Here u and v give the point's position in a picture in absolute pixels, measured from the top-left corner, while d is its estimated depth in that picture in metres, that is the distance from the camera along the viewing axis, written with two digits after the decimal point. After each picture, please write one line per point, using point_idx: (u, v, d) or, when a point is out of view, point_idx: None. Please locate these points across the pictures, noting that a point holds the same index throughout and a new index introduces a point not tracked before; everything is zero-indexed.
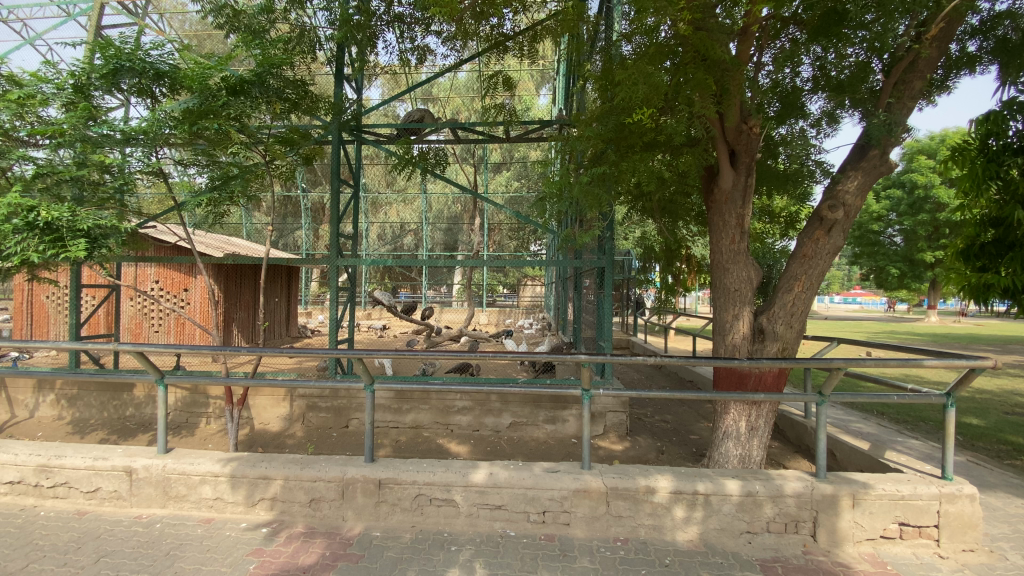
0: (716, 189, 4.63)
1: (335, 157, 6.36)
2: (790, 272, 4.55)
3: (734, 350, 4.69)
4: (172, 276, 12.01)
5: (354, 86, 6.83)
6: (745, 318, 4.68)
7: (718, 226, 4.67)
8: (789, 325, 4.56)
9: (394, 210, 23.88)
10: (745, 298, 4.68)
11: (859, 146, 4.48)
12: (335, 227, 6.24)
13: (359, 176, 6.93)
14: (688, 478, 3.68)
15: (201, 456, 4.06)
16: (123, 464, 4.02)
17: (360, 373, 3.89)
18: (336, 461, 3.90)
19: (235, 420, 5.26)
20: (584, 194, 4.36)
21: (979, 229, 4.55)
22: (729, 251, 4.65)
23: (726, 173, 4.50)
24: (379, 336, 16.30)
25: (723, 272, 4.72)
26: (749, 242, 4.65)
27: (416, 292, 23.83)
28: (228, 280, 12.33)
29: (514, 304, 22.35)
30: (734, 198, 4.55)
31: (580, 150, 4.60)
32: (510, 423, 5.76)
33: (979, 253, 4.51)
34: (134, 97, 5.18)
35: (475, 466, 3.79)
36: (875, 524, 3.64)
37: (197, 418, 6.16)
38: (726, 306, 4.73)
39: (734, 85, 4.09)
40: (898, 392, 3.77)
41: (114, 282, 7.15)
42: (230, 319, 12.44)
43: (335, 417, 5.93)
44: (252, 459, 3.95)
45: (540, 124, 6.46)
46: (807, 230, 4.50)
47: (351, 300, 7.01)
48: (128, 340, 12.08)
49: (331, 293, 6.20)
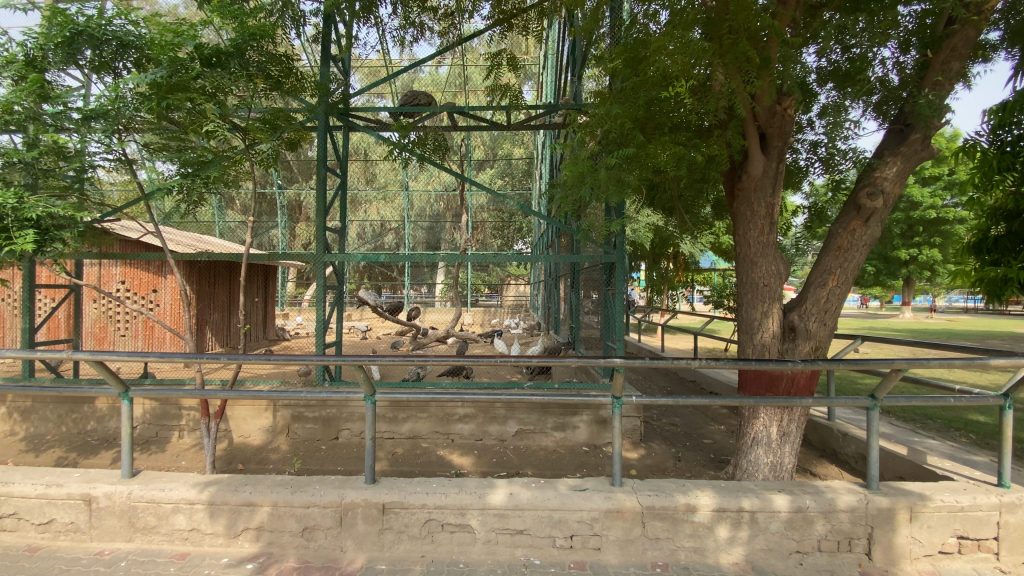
0: (744, 176, 4.27)
1: (321, 143, 5.80)
2: (823, 265, 4.22)
3: (764, 350, 4.35)
4: (140, 276, 11.24)
5: (342, 67, 6.30)
6: (775, 315, 4.34)
7: (746, 216, 4.32)
8: (822, 322, 4.23)
9: (375, 207, 23.14)
10: (774, 292, 4.34)
11: (897, 131, 4.21)
12: (322, 219, 5.67)
13: (345, 164, 6.38)
14: (731, 493, 3.31)
15: (173, 480, 3.52)
16: (80, 491, 3.46)
17: (359, 382, 3.39)
18: (332, 482, 3.42)
19: (212, 435, 4.71)
20: (608, 180, 3.86)
21: (990, 223, 4.10)
22: (758, 243, 4.31)
23: (757, 157, 4.14)
24: (361, 339, 15.61)
25: (751, 266, 4.37)
26: (778, 234, 4.33)
27: (397, 292, 23.13)
28: (200, 279, 11.60)
29: (498, 304, 21.80)
30: (765, 185, 4.20)
31: (599, 132, 4.11)
32: (516, 431, 5.32)
33: (992, 247, 4.05)
34: (94, 73, 4.58)
35: (492, 486, 3.35)
36: (933, 539, 3.34)
37: (169, 432, 5.56)
38: (754, 303, 4.38)
39: (774, 57, 3.73)
40: (954, 393, 3.45)
41: (72, 282, 6.47)
42: (204, 321, 11.75)
43: (323, 428, 5.38)
44: (233, 483, 3.44)
45: (545, 109, 6.01)
46: (843, 219, 4.18)
47: (339, 300, 6.37)
48: (93, 346, 11.29)
49: (319, 292, 5.61)
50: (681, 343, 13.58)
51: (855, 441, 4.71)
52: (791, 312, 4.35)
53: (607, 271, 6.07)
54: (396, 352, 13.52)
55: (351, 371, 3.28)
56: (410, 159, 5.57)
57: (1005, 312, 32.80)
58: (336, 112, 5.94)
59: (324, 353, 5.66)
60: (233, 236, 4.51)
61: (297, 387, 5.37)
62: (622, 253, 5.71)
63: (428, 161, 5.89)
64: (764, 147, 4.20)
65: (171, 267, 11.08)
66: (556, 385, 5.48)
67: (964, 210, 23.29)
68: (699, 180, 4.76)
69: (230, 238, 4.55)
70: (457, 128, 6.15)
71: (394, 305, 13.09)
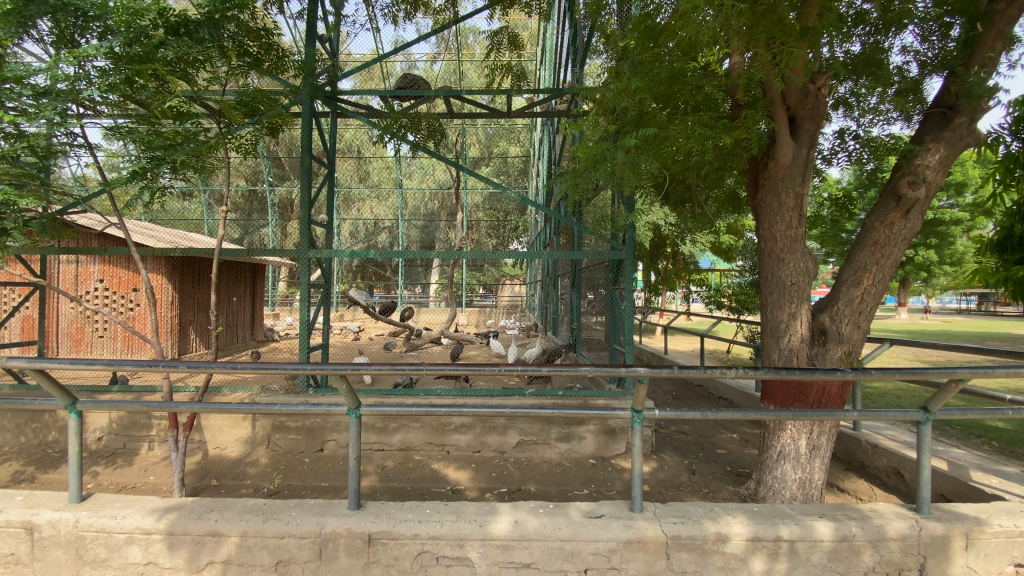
0: (771, 164, 3.87)
1: (306, 129, 5.35)
2: (857, 262, 3.84)
3: (792, 355, 3.95)
4: (119, 274, 10.73)
5: (330, 47, 5.85)
6: (803, 318, 3.95)
7: (771, 211, 3.93)
8: (856, 325, 3.85)
9: (368, 206, 22.65)
10: (803, 293, 3.95)
11: (939, 115, 3.84)
12: (307, 211, 5.20)
13: (333, 153, 5.91)
14: (766, 519, 2.91)
15: (129, 505, 3.08)
16: (21, 518, 3.01)
17: (342, 394, 2.94)
18: (310, 508, 2.99)
19: (181, 449, 4.25)
20: (625, 165, 3.40)
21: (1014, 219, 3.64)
22: (785, 238, 3.91)
23: (786, 143, 3.75)
24: (353, 341, 15.16)
25: (776, 263, 3.98)
26: (807, 229, 3.94)
27: (390, 292, 22.65)
28: (183, 278, 11.08)
29: (493, 304, 21.38)
30: (793, 174, 3.81)
31: (614, 111, 3.67)
32: (517, 442, 4.90)
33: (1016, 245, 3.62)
34: (50, 45, 4.13)
35: (494, 512, 2.93)
36: (991, 569, 2.96)
37: (137, 443, 5.11)
38: (780, 304, 3.99)
39: (810, 30, 3.35)
40: (1012, 405, 3.07)
41: (36, 281, 5.98)
42: (186, 322, 11.26)
43: (306, 439, 4.94)
44: (197, 509, 3.00)
45: (549, 94, 5.62)
46: (879, 212, 3.81)
47: (326, 300, 5.86)
48: (69, 350, 10.75)
49: (304, 291, 5.16)
50: (682, 345, 13.21)
51: (886, 454, 4.35)
52: (820, 314, 3.97)
53: (613, 268, 5.67)
54: (389, 354, 13.07)
55: (333, 380, 2.84)
56: (402, 143, 5.10)
57: (1003, 313, 32.61)
58: (322, 96, 5.51)
59: (308, 357, 5.20)
60: (215, 235, 4.05)
61: (278, 395, 4.93)
62: (631, 250, 5.24)
63: (423, 148, 5.44)
64: (793, 133, 3.81)
65: (152, 265, 10.58)
66: (560, 393, 5.04)
67: (962, 211, 23.13)
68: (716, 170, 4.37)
69: (214, 238, 4.05)
70: (455, 114, 5.74)
71: (386, 305, 12.60)
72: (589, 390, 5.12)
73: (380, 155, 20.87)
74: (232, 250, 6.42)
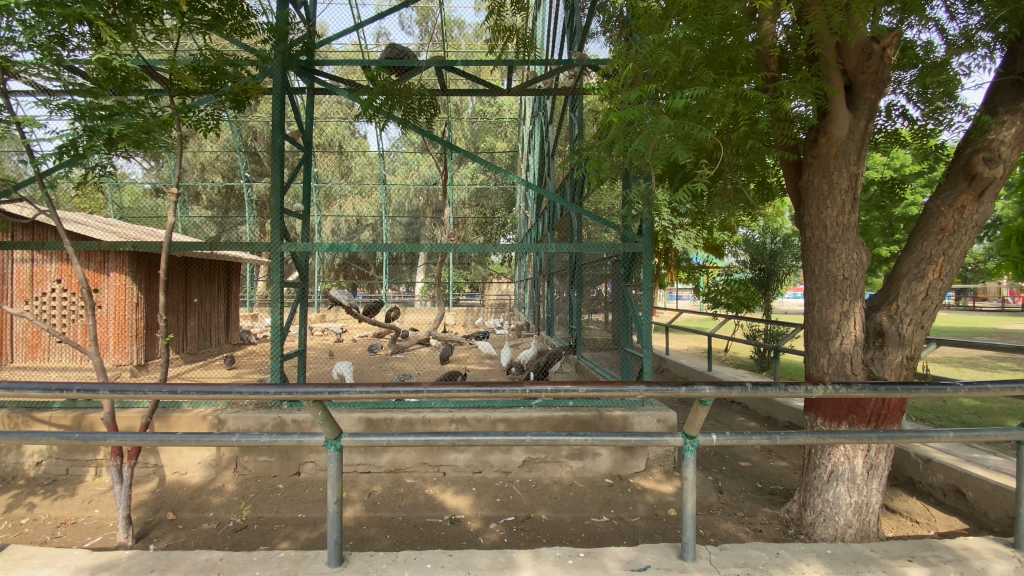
0: (823, 138, 3.33)
1: (279, 104, 4.62)
2: (921, 251, 3.32)
3: (845, 361, 3.40)
4: (78, 274, 9.86)
5: (306, 14, 5.15)
6: (857, 317, 3.41)
7: (821, 194, 3.40)
8: (918, 325, 3.33)
9: (349, 202, 21.79)
10: (858, 289, 3.40)
11: (1012, 84, 3.37)
12: (278, 199, 4.50)
13: (309, 133, 5.21)
14: (848, 566, 2.36)
15: (48, 564, 2.42)
16: None
17: (318, 423, 2.24)
18: (281, 565, 2.35)
19: (126, 482, 3.55)
20: (662, 132, 2.80)
21: None
22: (836, 225, 3.38)
23: (840, 114, 3.23)
24: (336, 343, 14.43)
25: (826, 254, 3.43)
26: (860, 215, 3.41)
27: (374, 291, 21.89)
28: (150, 278, 10.27)
29: (481, 303, 20.72)
30: (849, 150, 3.28)
31: (645, 71, 3.07)
32: (523, 460, 4.30)
33: None
34: None
35: (513, 566, 2.33)
36: None
37: (83, 468, 4.43)
38: (830, 301, 3.44)
39: None
40: None
41: None
42: (152, 326, 10.44)
43: (280, 461, 4.31)
44: (134, 569, 2.35)
45: (554, 67, 5.02)
46: (946, 194, 3.31)
47: (301, 300, 5.16)
48: (24, 357, 9.85)
49: (274, 291, 4.48)
50: (679, 344, 12.74)
51: (942, 469, 3.91)
52: (875, 313, 3.44)
53: (625, 261, 5.09)
54: (374, 357, 12.38)
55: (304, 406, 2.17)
56: (386, 120, 4.42)
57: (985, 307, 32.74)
58: (295, 67, 4.82)
59: (281, 366, 4.54)
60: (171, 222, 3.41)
61: (246, 412, 4.28)
62: (649, 242, 4.64)
63: (411, 126, 4.79)
64: (850, 103, 3.30)
65: (115, 263, 9.77)
66: (570, 404, 4.43)
67: None
68: (754, 149, 3.80)
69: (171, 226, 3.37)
70: (448, 91, 5.09)
71: (371, 305, 11.89)
72: (602, 400, 4.53)
73: (362, 150, 20.08)
74: (192, 244, 5.66)
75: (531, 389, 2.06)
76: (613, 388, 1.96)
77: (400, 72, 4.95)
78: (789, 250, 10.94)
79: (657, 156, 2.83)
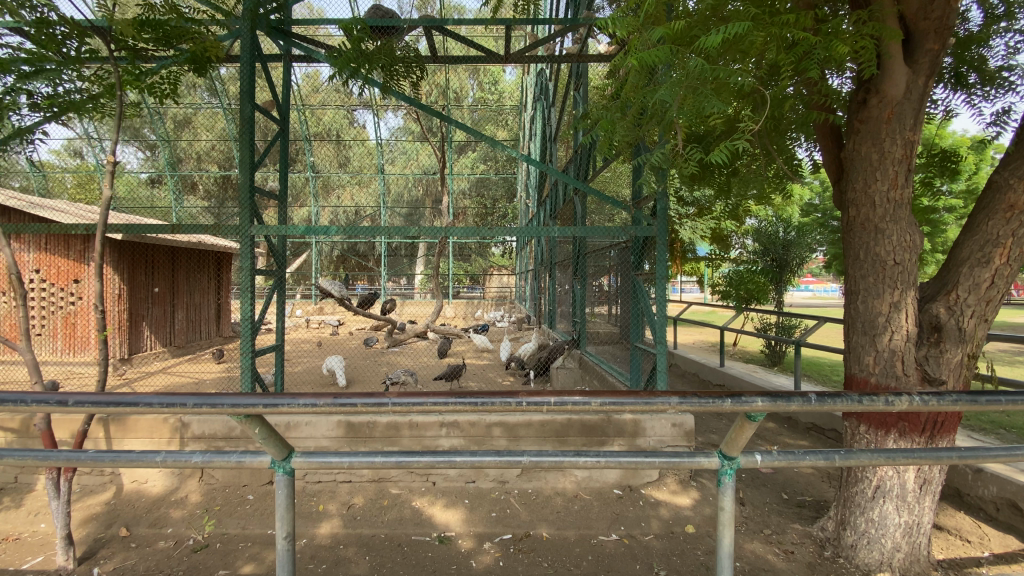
0: (874, 99, 2.85)
1: (246, 66, 4.08)
2: (985, 231, 2.82)
3: (894, 359, 2.93)
4: (58, 264, 9.40)
5: None
6: (909, 309, 2.93)
7: (869, 165, 2.92)
8: (980, 318, 2.84)
9: (348, 192, 21.03)
10: (911, 276, 2.91)
11: None
12: (247, 175, 4.01)
13: (285, 104, 4.69)
14: None
15: None
16: None
17: (259, 442, 1.73)
18: None
19: (65, 498, 3.12)
20: (694, 78, 2.29)
21: None
22: (887, 201, 2.90)
23: (895, 69, 2.76)
24: (332, 336, 14.00)
25: (873, 236, 2.95)
26: (914, 188, 2.93)
27: (373, 283, 21.47)
28: (134, 268, 9.84)
29: (481, 296, 20.21)
30: (905, 110, 2.80)
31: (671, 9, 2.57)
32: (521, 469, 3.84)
33: None
34: None
35: None
36: None
37: (34, 477, 4.00)
38: (879, 290, 2.96)
39: None
40: None
41: None
42: (137, 318, 10.03)
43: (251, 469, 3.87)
44: None
45: (557, 28, 4.47)
46: (1017, 163, 2.80)
47: (279, 288, 4.67)
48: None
49: (243, 279, 4.00)
50: (686, 338, 12.28)
51: (997, 481, 3.43)
52: (929, 304, 2.97)
53: (636, 247, 4.59)
54: (370, 350, 11.95)
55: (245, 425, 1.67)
56: (364, 82, 3.87)
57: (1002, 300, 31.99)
58: (263, 27, 4.29)
59: (253, 364, 4.05)
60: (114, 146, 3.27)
61: (211, 415, 3.83)
62: (664, 223, 4.11)
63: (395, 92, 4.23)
64: (905, 56, 2.83)
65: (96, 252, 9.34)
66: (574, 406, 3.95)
67: None
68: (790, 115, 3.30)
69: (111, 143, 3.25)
70: (440, 56, 4.56)
71: (367, 298, 11.23)
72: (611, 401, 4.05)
73: (360, 139, 19.51)
74: (158, 226, 5.16)
75: (529, 400, 1.55)
76: (637, 400, 1.48)
77: (383, 34, 4.46)
78: (804, 239, 10.38)
79: (682, 113, 2.36)
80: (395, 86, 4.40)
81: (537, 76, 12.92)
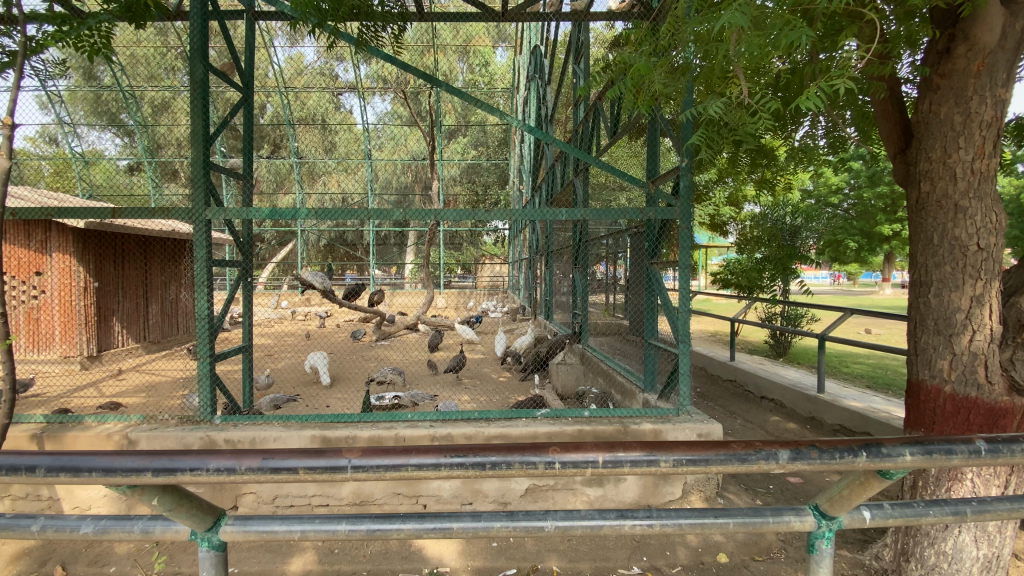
0: (963, 49, 2.40)
1: (198, 16, 3.44)
2: None
3: (973, 363, 2.45)
4: (18, 256, 8.68)
5: None
6: (993, 305, 2.44)
7: (951, 130, 2.46)
8: None
9: (335, 179, 20.23)
10: (996, 264, 2.42)
11: None
12: (200, 149, 3.40)
13: (250, 69, 4.05)
14: None
15: None
16: None
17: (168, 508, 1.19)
18: None
19: None
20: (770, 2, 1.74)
21: None
22: (972, 171, 2.42)
23: (994, 12, 2.31)
24: (318, 329, 13.39)
25: (952, 216, 2.46)
26: (1003, 159, 2.45)
27: (362, 272, 20.83)
28: (100, 259, 9.15)
29: (473, 285, 19.61)
30: (1000, 61, 2.35)
31: None
32: (526, 489, 3.32)
33: None
34: None
35: None
36: None
37: None
38: (957, 280, 2.46)
39: None
40: None
41: None
42: (106, 313, 9.40)
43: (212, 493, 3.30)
44: None
45: None
46: None
47: (242, 281, 4.07)
48: None
49: (197, 272, 3.40)
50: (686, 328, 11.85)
51: None
52: (1016, 297, 2.46)
53: (651, 232, 4.04)
54: (357, 344, 11.38)
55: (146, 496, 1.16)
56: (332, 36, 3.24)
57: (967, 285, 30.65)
58: None
59: (213, 370, 3.48)
60: (19, 91, 2.73)
61: (163, 430, 3.26)
62: (687, 205, 3.54)
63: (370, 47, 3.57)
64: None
65: (58, 242, 8.63)
66: (585, 414, 3.43)
67: None
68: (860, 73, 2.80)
69: (14, 85, 2.74)
70: (428, 11, 3.92)
71: (354, 290, 10.59)
72: (626, 408, 3.54)
73: (347, 124, 18.64)
74: (100, 209, 4.47)
75: (567, 456, 1.02)
76: (731, 458, 0.98)
77: None
78: (812, 226, 9.67)
79: (751, 46, 1.87)
80: (372, 43, 3.78)
81: (531, 53, 12.19)
